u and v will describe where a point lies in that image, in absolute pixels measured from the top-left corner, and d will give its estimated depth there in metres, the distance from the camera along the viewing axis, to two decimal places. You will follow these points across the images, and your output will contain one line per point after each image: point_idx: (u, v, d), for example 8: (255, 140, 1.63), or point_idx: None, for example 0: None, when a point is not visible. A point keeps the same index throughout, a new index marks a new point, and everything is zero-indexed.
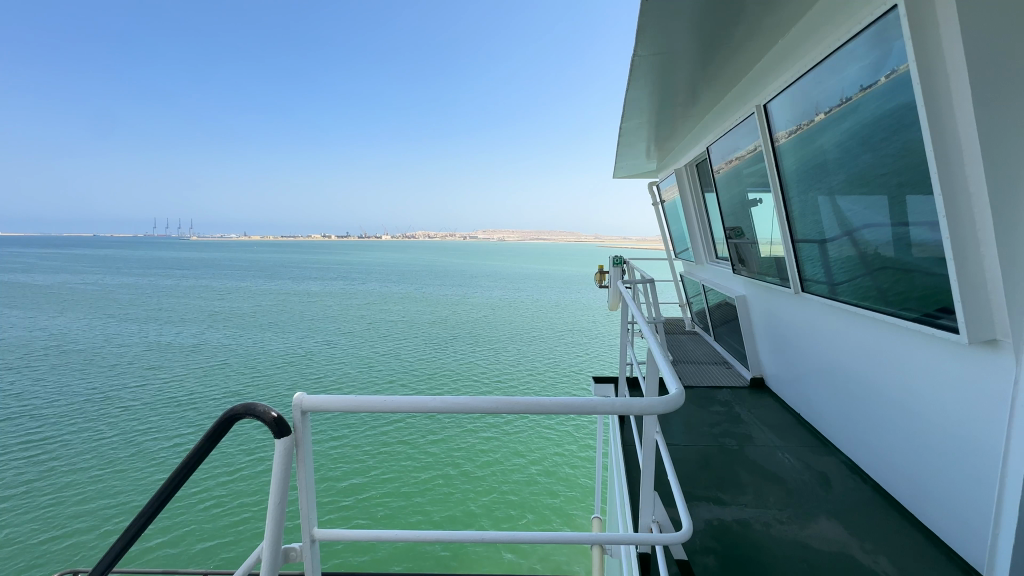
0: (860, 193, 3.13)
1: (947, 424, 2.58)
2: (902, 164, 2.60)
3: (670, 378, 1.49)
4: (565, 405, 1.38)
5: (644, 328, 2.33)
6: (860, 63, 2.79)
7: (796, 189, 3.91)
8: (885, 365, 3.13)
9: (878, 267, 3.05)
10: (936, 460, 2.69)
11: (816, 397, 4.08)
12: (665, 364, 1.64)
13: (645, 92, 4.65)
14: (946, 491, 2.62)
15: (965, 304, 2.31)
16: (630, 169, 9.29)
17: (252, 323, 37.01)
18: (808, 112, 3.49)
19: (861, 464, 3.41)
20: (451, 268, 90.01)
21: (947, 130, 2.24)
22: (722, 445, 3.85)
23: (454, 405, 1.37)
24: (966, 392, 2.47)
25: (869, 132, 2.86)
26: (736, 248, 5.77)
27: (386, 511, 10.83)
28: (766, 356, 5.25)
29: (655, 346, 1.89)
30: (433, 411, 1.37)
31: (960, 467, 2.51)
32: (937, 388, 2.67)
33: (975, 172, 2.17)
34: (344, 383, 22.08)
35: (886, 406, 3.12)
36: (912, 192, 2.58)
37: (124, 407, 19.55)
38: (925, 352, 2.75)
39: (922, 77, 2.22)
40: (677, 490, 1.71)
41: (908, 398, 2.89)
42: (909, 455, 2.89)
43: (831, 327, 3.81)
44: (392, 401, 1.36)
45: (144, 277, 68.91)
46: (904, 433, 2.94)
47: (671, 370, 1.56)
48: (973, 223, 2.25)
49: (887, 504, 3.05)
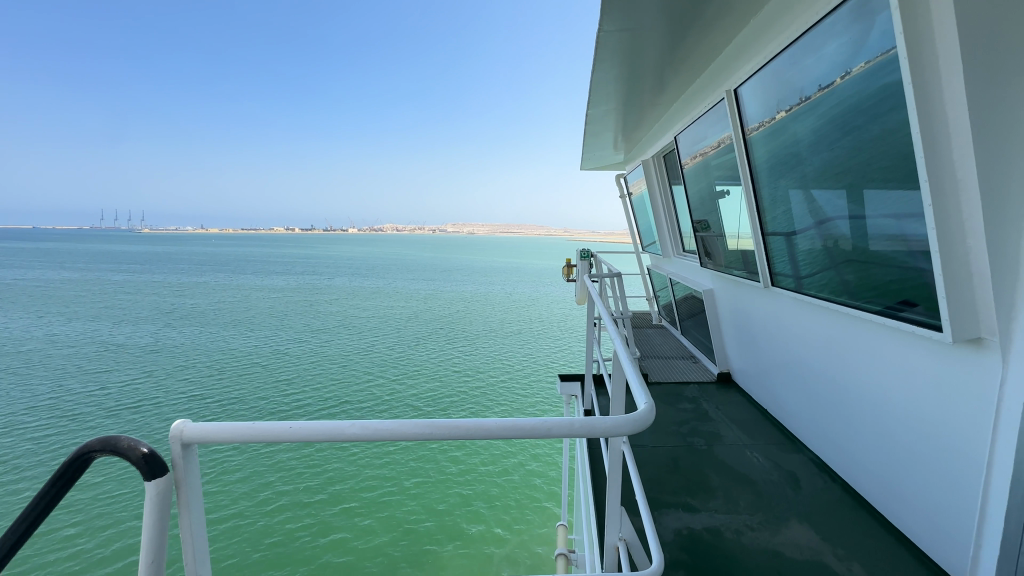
0: (833, 183, 3.05)
1: (925, 429, 2.52)
2: (886, 149, 2.48)
3: (639, 393, 1.27)
4: (520, 429, 1.12)
5: (611, 324, 2.16)
6: (838, 39, 2.66)
7: (767, 179, 3.84)
8: (858, 365, 3.07)
9: (852, 260, 2.98)
10: (910, 463, 2.63)
11: (784, 393, 4.04)
12: (632, 376, 1.42)
13: (612, 74, 4.43)
14: (921, 496, 2.56)
15: (949, 296, 2.21)
16: (596, 161, 9.22)
17: (214, 320, 35.35)
18: (783, 98, 3.37)
19: (829, 463, 3.37)
20: (424, 262, 88.74)
21: (934, 111, 2.12)
22: (690, 444, 3.74)
23: (378, 431, 1.08)
24: (946, 395, 2.40)
25: (847, 117, 2.74)
26: (703, 242, 5.71)
27: (355, 508, 10.45)
28: (732, 350, 5.20)
29: (623, 351, 1.69)
30: (353, 440, 1.08)
31: (937, 472, 2.45)
32: (914, 389, 2.60)
33: (963, 155, 2.07)
34: (313, 384, 21.37)
35: (859, 406, 3.05)
36: (895, 182, 2.47)
37: (70, 416, 18.21)
38: (903, 350, 2.69)
39: (909, 48, 2.09)
40: (647, 523, 1.59)
41: (884, 399, 2.83)
42: (883, 457, 2.83)
43: (800, 322, 3.76)
44: (295, 428, 1.07)
45: (95, 272, 65.39)
46: (876, 433, 2.89)
47: (640, 382, 1.35)
48: (958, 210, 2.15)
49: (857, 505, 3.00)
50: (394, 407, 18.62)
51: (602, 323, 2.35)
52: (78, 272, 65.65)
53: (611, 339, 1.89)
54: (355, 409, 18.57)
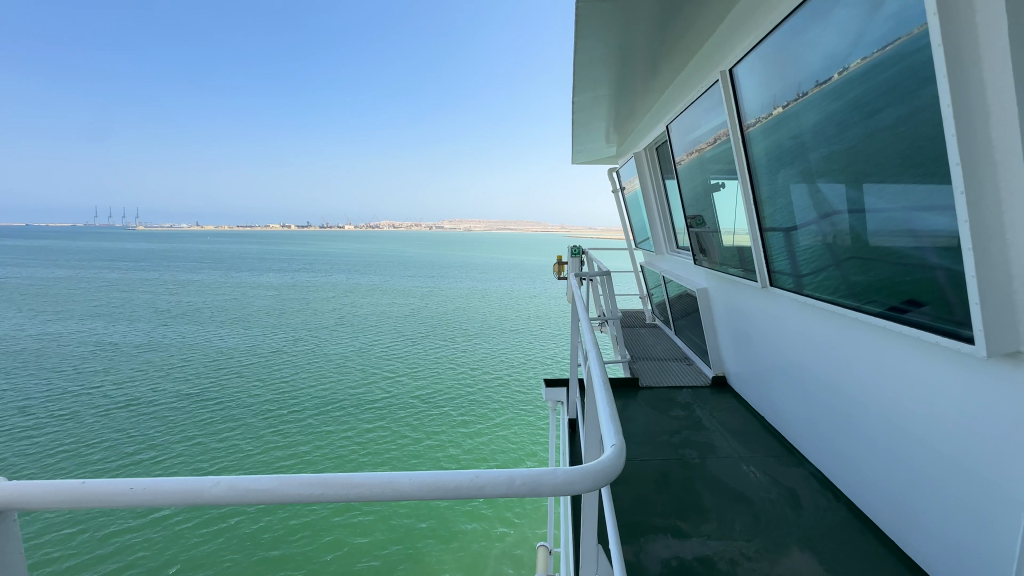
0: (840, 172, 2.78)
1: (950, 452, 2.28)
2: (904, 131, 2.23)
3: (607, 431, 1.03)
4: (455, 488, 0.84)
5: (587, 336, 1.95)
6: (848, 3, 2.36)
7: (766, 171, 3.57)
8: (871, 376, 2.81)
9: (862, 258, 2.73)
10: (931, 487, 2.39)
11: (783, 400, 3.82)
12: (602, 404, 1.20)
13: (597, 55, 4.16)
14: (942, 525, 2.33)
15: (983, 300, 1.96)
16: (587, 154, 9.00)
17: (208, 318, 35.06)
18: (785, 78, 3.10)
19: (833, 479, 3.15)
20: (421, 258, 88.57)
21: (970, 80, 1.86)
22: (682, 458, 3.50)
23: (250, 492, 0.84)
24: (975, 418, 2.16)
25: (858, 98, 2.48)
26: (698, 239, 5.46)
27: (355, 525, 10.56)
28: (729, 352, 4.94)
29: (598, 367, 1.49)
30: (213, 504, 0.84)
31: (963, 502, 2.21)
32: (936, 407, 2.36)
33: (1004, 133, 1.80)
34: (308, 382, 21.19)
35: (871, 422, 2.81)
36: (915, 171, 2.21)
37: (64, 418, 18.09)
38: (923, 362, 2.43)
39: (942, 7, 1.82)
40: (616, 543, 1.32)
41: (901, 415, 2.58)
42: (899, 479, 2.59)
43: (803, 325, 3.50)
44: (133, 487, 0.88)
45: (92, 268, 65.27)
46: (891, 452, 2.65)
47: (609, 415, 1.12)
48: (998, 199, 1.89)
49: (866, 530, 2.78)
50: (388, 406, 18.44)
51: (580, 335, 2.14)
52: (71, 270, 64.80)
53: (586, 359, 1.68)
54: (349, 408, 18.33)
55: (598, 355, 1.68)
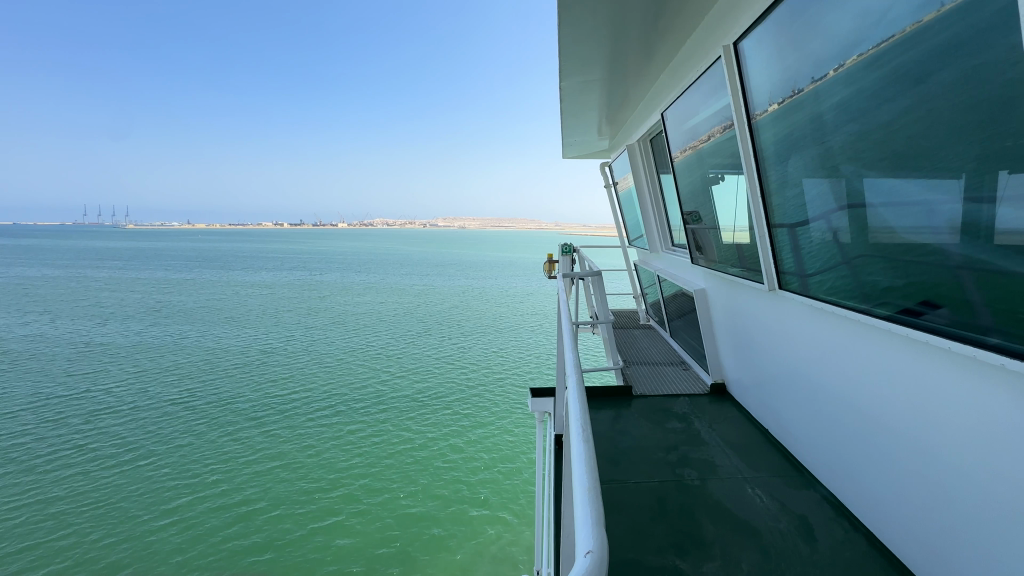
0: (858, 163, 2.47)
1: (985, 485, 1.98)
2: (942, 114, 1.92)
3: (581, 527, 0.82)
4: None
5: (571, 376, 1.68)
6: None
7: (774, 163, 3.27)
8: (891, 393, 2.51)
9: (879, 259, 2.45)
10: (964, 523, 2.10)
11: (789, 414, 3.54)
12: (580, 493, 0.97)
13: (587, 32, 3.82)
14: (977, 566, 2.04)
15: None
16: (579, 148, 8.70)
17: (200, 317, 34.41)
18: (796, 55, 2.81)
19: (850, 506, 2.86)
20: (416, 256, 87.91)
21: None
22: (679, 479, 3.21)
23: None
24: (1010, 445, 1.88)
25: (886, 78, 2.17)
26: (695, 236, 5.17)
27: None
28: (728, 356, 4.66)
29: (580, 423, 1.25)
30: None
31: (1000, 542, 1.93)
32: (967, 433, 2.07)
33: None
34: (300, 382, 20.79)
35: (892, 444, 2.52)
36: (958, 161, 1.89)
37: (49, 422, 17.59)
38: (950, 380, 2.15)
39: None
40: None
41: (927, 440, 2.29)
42: (927, 511, 2.30)
43: (812, 333, 3.21)
44: None
45: (81, 267, 64.06)
46: (917, 480, 2.35)
47: (588, 496, 0.91)
48: None
49: (889, 566, 2.48)
50: (381, 406, 18.07)
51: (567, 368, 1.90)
52: (62, 268, 63.69)
53: (570, 414, 1.41)
54: (343, 408, 17.98)
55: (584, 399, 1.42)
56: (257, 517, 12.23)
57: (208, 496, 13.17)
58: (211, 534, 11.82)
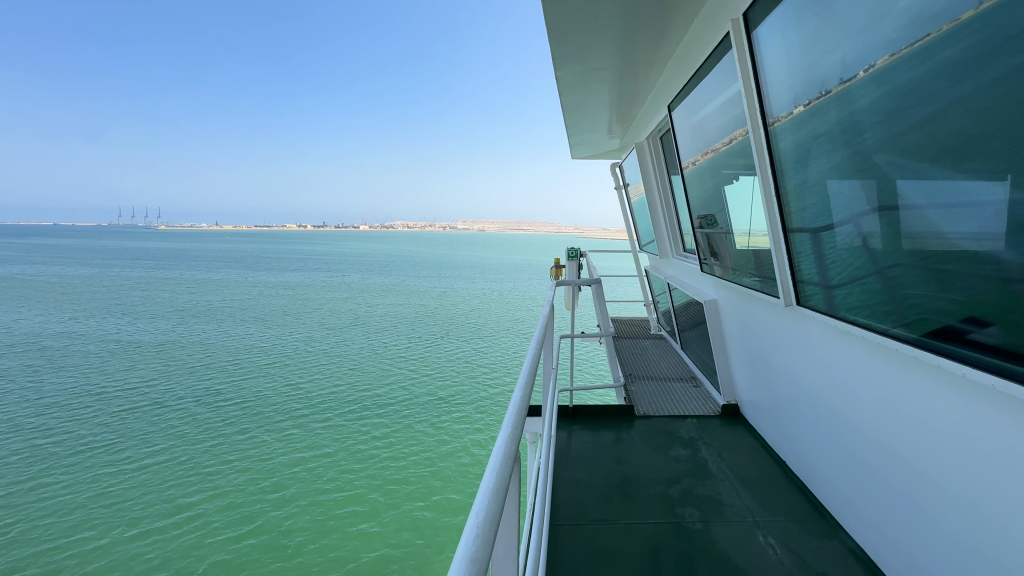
0: (894, 160, 2.07)
1: None
2: (998, 97, 1.53)
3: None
4: None
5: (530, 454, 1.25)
6: None
7: (795, 160, 2.87)
8: (931, 437, 2.09)
9: (916, 268, 2.05)
10: None
11: (811, 449, 3.11)
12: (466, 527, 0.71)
13: (582, 15, 3.47)
14: None
15: None
16: (588, 147, 8.36)
17: (225, 317, 34.94)
18: (812, 27, 2.44)
19: (882, 565, 2.43)
20: (436, 258, 88.24)
21: None
22: (679, 522, 2.87)
23: None
24: None
25: (927, 57, 1.78)
26: (708, 240, 4.80)
27: None
28: (741, 372, 4.25)
29: (482, 508, 0.74)
30: None
31: None
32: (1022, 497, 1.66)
33: None
34: (318, 382, 20.81)
35: (931, 499, 2.10)
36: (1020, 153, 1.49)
37: (77, 419, 17.94)
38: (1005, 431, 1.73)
39: None
40: None
41: (975, 500, 1.87)
42: None
43: (837, 357, 2.79)
44: None
45: (115, 268, 66.08)
46: (962, 547, 1.93)
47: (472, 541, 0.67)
48: None
49: None
50: (396, 407, 17.94)
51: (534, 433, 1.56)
52: (97, 269, 65.70)
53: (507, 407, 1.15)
54: (358, 409, 17.88)
55: (512, 458, 0.89)
56: (272, 516, 12.14)
57: (224, 494, 13.16)
58: (225, 531, 11.77)
